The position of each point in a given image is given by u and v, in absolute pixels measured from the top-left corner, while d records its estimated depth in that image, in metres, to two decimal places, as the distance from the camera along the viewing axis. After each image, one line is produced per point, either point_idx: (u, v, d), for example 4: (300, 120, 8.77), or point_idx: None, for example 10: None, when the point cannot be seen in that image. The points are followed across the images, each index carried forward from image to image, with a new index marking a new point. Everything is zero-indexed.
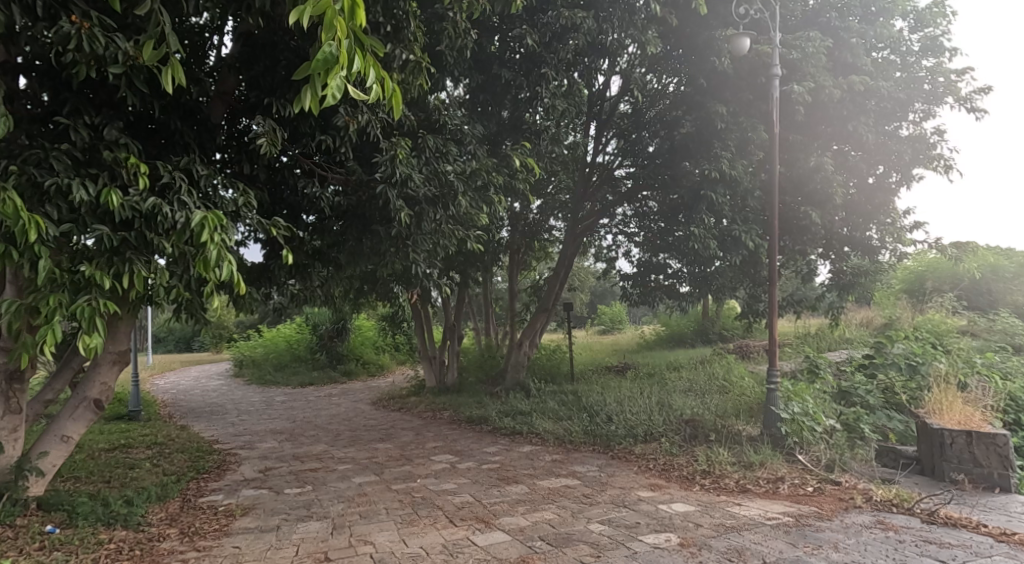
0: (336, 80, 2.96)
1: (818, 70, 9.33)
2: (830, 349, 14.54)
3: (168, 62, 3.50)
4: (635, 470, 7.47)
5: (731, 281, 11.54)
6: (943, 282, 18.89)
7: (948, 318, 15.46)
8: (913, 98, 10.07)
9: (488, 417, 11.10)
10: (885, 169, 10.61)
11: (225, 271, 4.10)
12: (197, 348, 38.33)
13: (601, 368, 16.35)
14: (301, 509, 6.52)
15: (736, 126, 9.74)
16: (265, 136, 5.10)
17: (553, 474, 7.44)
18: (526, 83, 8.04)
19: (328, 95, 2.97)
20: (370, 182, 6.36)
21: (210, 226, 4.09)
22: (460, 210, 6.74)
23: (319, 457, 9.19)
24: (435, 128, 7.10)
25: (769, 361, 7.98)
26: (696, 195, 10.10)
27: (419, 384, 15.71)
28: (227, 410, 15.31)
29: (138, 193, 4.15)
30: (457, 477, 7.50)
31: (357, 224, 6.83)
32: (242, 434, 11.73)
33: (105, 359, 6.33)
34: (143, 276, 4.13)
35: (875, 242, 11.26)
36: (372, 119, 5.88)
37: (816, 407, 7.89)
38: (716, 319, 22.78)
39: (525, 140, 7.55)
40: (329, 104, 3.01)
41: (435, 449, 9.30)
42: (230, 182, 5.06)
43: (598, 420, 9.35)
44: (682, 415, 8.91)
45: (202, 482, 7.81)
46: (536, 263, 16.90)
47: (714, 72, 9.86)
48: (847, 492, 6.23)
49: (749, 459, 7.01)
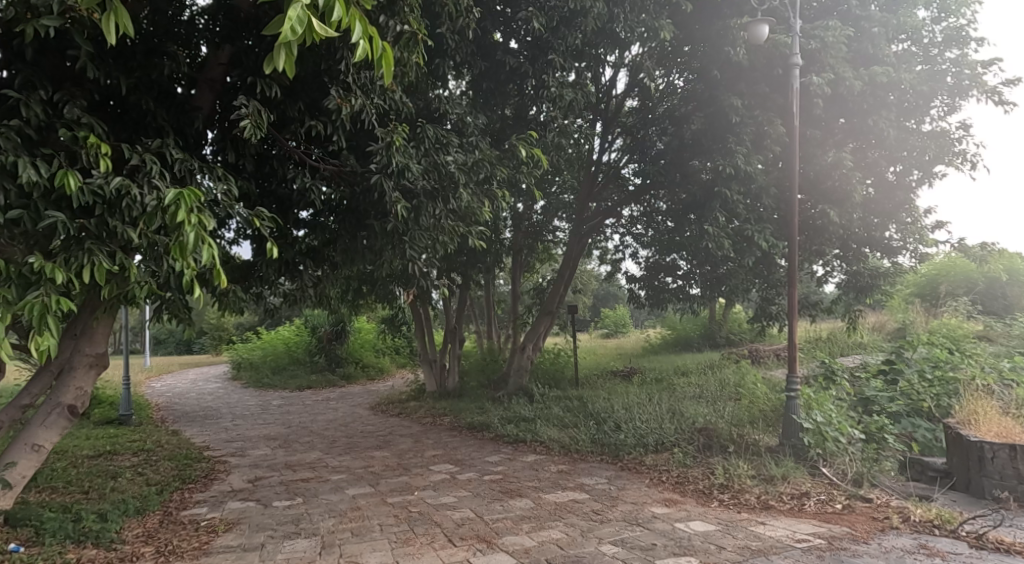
0: (295, 11, 2.46)
1: (838, 61, 8.93)
2: (843, 355, 14.06)
3: (109, 9, 2.83)
4: (647, 483, 7.01)
5: (744, 282, 11.05)
6: (957, 286, 18.36)
7: (964, 323, 14.96)
8: (937, 91, 9.60)
9: (489, 423, 10.64)
10: (905, 166, 10.14)
11: (204, 252, 3.62)
12: (197, 351, 37.91)
13: (606, 373, 15.85)
14: (289, 524, 6.06)
15: (751, 121, 9.32)
16: (250, 116, 4.64)
17: (559, 487, 6.98)
18: (531, 72, 7.61)
19: (284, 27, 2.46)
20: (364, 173, 5.94)
21: (186, 204, 3.54)
22: (461, 205, 6.30)
23: (312, 466, 8.74)
24: (435, 118, 6.83)
25: (789, 367, 7.52)
26: (708, 193, 9.66)
27: (418, 388, 15.26)
28: (221, 414, 14.85)
29: (101, 176, 3.76)
30: (458, 490, 7.03)
31: (350, 218, 6.45)
32: (234, 440, 11.29)
33: (82, 361, 5.94)
34: (105, 268, 3.69)
35: (895, 241, 10.82)
36: (367, 105, 5.44)
37: (838, 416, 7.41)
38: (723, 323, 22.25)
39: (531, 130, 7.10)
40: (286, 39, 2.47)
41: (435, 458, 8.84)
42: (209, 168, 4.61)
43: (606, 428, 8.89)
44: (694, 423, 8.46)
45: (186, 494, 7.35)
46: (539, 264, 16.47)
47: (728, 63, 9.44)
48: (880, 511, 5.76)
49: (770, 472, 6.54)
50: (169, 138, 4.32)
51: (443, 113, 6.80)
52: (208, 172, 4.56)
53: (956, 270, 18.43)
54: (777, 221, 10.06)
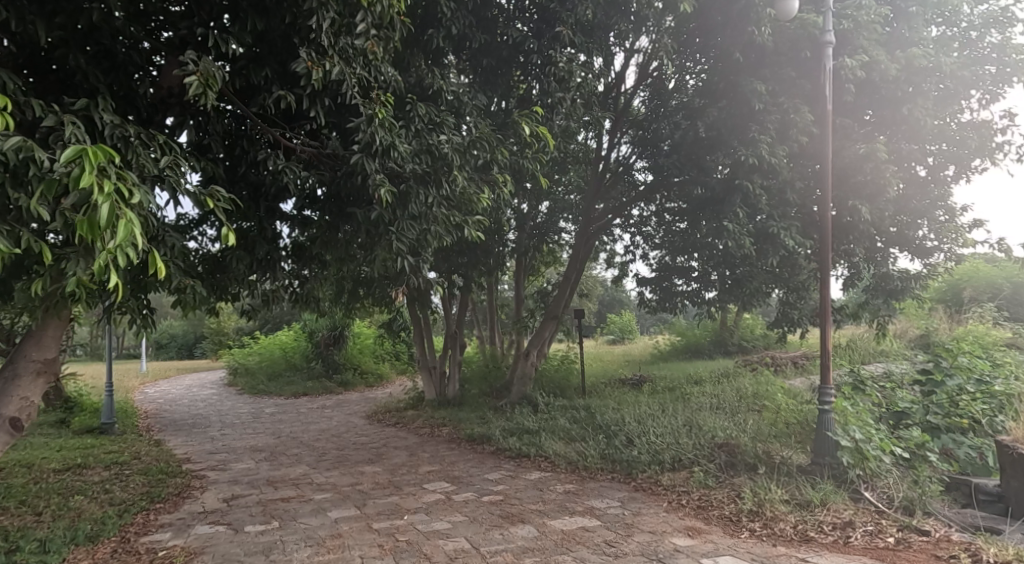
0: None
1: (871, 43, 8.26)
2: (865, 363, 13.28)
3: None
4: (665, 507, 6.25)
5: (765, 285, 10.27)
6: (981, 292, 17.50)
7: (992, 328, 14.13)
8: (979, 79, 8.82)
9: (490, 435, 9.88)
10: (941, 160, 9.38)
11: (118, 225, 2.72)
12: (197, 356, 37.23)
13: (613, 381, 15.03)
14: (259, 556, 5.30)
15: (775, 109, 8.57)
16: (197, 74, 3.89)
17: (566, 511, 6.21)
18: (537, 48, 6.94)
19: None
20: (345, 153, 5.24)
21: (92, 166, 2.54)
22: (456, 190, 5.60)
23: (296, 483, 7.99)
24: (428, 95, 6.12)
25: (822, 376, 6.72)
26: (727, 187, 8.93)
27: (416, 396, 14.51)
28: (210, 422, 14.09)
29: (2, 137, 3.02)
30: (452, 514, 6.26)
31: (333, 208, 5.87)
32: (218, 452, 10.55)
33: (28, 369, 5.27)
34: (3, 251, 2.95)
35: (930, 242, 9.97)
36: (346, 73, 4.75)
37: (878, 431, 6.63)
38: (735, 328, 21.59)
39: (536, 107, 6.29)
40: None
41: (430, 474, 8.08)
42: (149, 134, 3.85)
43: (617, 443, 8.12)
44: (714, 438, 7.70)
45: (150, 516, 6.60)
46: (544, 268, 15.72)
47: (751, 45, 8.70)
48: (942, 548, 5.00)
49: (806, 496, 5.78)
50: (100, 100, 3.60)
51: (438, 91, 6.09)
52: (149, 142, 3.74)
53: (978, 276, 17.65)
54: (803, 219, 9.32)
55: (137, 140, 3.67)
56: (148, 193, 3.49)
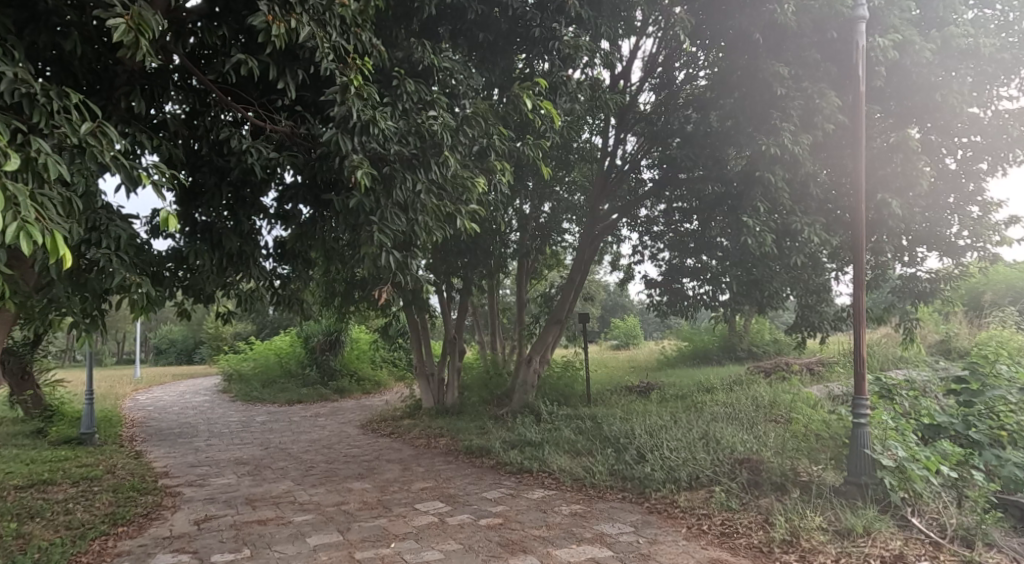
0: None
1: (903, 23, 7.66)
2: (886, 370, 12.55)
3: None
4: (684, 534, 5.56)
5: (785, 286, 9.57)
6: (1001, 296, 16.79)
7: (1018, 333, 13.35)
8: (1020, 62, 8.13)
9: (490, 447, 9.19)
10: (975, 152, 8.71)
11: None
12: (196, 361, 36.52)
13: (620, 388, 14.30)
14: None
15: (798, 94, 7.88)
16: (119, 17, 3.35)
17: (573, 538, 5.52)
18: (539, 20, 6.32)
19: None
20: (320, 132, 4.65)
21: None
22: (447, 175, 4.94)
23: (276, 502, 7.30)
24: (418, 73, 5.50)
25: (857, 385, 6.01)
26: (746, 180, 8.25)
27: (413, 404, 13.81)
28: (196, 432, 13.40)
29: None
30: (445, 541, 5.57)
31: (311, 196, 5.28)
32: (199, 465, 9.85)
33: None
34: None
35: (964, 241, 9.22)
36: (317, 34, 4.21)
37: (921, 448, 5.96)
38: (743, 335, 20.88)
39: (538, 83, 5.84)
40: None
41: (423, 492, 7.39)
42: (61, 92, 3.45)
43: (627, 458, 7.42)
44: (734, 452, 7.02)
45: (108, 542, 5.90)
46: (547, 271, 15.07)
47: (771, 26, 8.01)
48: None
49: (847, 524, 5.15)
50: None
51: (429, 67, 5.49)
52: (60, 101, 3.38)
53: (997, 280, 16.98)
54: (829, 216, 8.63)
55: (46, 100, 3.32)
56: (54, 161, 3.11)
